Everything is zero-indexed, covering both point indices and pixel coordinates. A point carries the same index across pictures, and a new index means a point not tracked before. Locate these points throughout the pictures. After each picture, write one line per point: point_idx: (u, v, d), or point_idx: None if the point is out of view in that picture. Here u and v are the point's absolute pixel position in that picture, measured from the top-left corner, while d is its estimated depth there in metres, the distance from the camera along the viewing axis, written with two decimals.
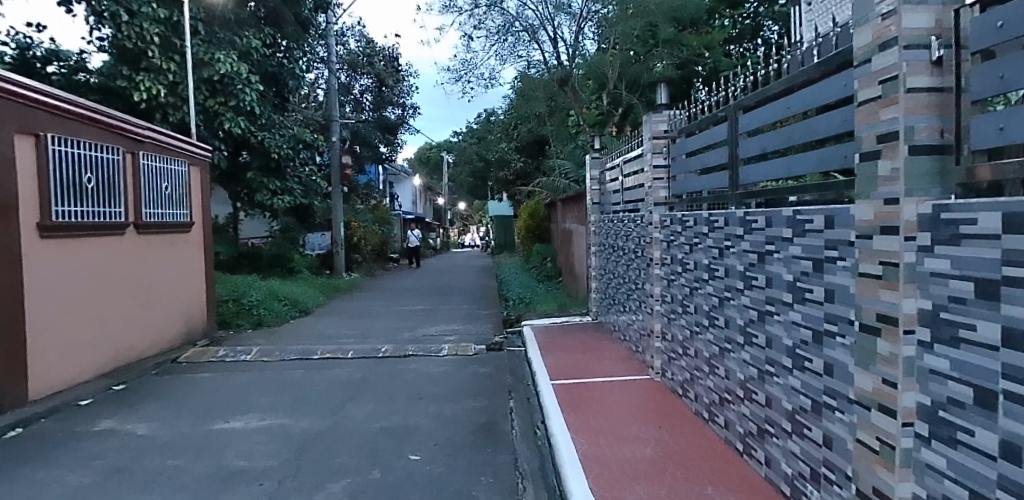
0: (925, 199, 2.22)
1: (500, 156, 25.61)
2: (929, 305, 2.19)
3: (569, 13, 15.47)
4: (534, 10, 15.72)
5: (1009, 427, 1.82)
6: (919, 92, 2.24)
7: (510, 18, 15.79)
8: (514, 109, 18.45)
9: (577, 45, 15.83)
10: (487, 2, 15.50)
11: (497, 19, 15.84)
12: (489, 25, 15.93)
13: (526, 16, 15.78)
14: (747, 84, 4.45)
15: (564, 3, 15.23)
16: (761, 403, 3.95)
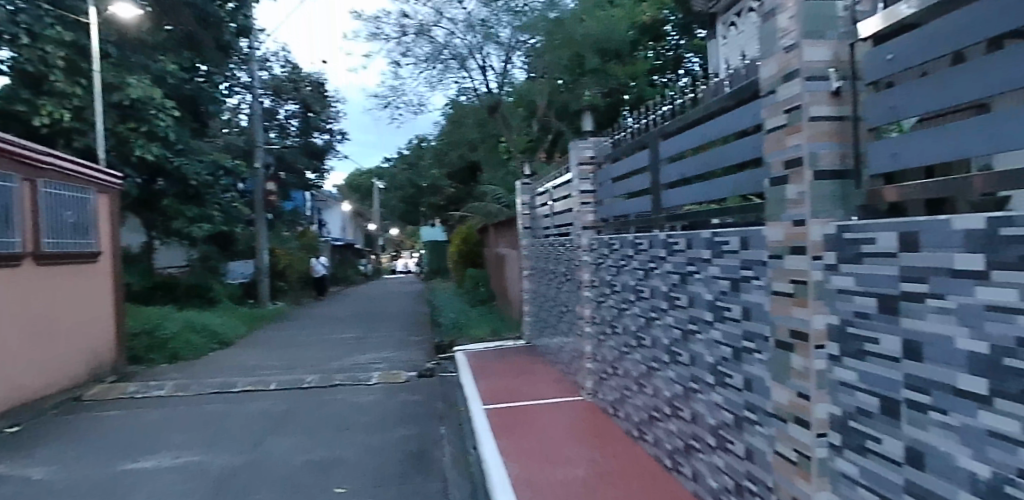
0: (831, 220, 2.34)
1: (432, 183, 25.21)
2: (836, 320, 2.30)
3: (498, 43, 15.12)
4: (461, 39, 15.48)
5: (913, 434, 1.91)
6: (820, 120, 2.37)
7: (439, 46, 15.76)
8: (443, 137, 18.50)
9: (507, 74, 15.54)
10: (415, 30, 15.56)
11: (425, 47, 15.85)
12: (417, 53, 15.99)
13: (454, 45, 15.74)
14: (665, 113, 4.60)
15: (492, 32, 15.03)
16: (687, 420, 4.02)
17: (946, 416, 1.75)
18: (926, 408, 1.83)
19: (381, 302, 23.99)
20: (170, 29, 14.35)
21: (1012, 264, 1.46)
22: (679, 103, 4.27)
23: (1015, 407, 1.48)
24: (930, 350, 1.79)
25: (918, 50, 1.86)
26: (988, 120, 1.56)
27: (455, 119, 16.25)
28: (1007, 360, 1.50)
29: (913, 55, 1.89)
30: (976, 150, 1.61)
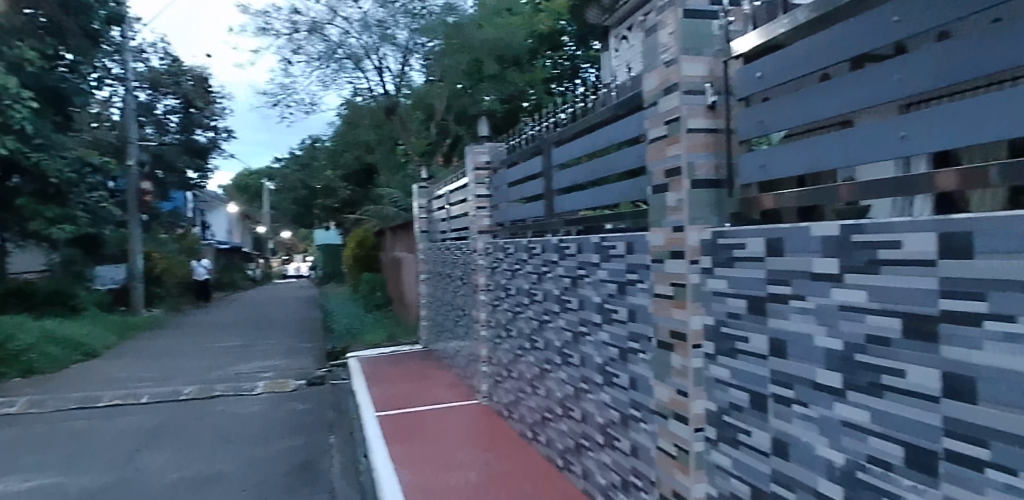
0: (708, 226, 2.46)
1: (325, 186, 23.80)
2: (712, 321, 2.42)
3: (395, 45, 14.95)
4: (357, 38, 15.21)
5: (779, 426, 2.03)
6: (697, 132, 2.48)
7: (333, 45, 15.24)
8: (339, 138, 17.89)
9: (405, 75, 15.24)
10: (307, 27, 14.93)
11: (318, 45, 15.23)
12: (309, 51, 15.24)
13: (349, 44, 15.26)
14: (557, 121, 4.67)
15: (389, 34, 14.84)
16: (577, 419, 4.10)
17: (807, 408, 1.87)
18: (790, 402, 1.96)
19: (268, 309, 22.66)
20: (30, 12, 12.80)
21: (863, 267, 1.59)
22: (570, 112, 4.35)
23: (866, 398, 1.61)
24: (794, 348, 1.92)
25: (786, 68, 1.99)
26: (848, 134, 1.69)
27: (352, 119, 15.90)
28: (858, 355, 1.63)
29: (781, 73, 2.02)
30: (838, 160, 1.74)
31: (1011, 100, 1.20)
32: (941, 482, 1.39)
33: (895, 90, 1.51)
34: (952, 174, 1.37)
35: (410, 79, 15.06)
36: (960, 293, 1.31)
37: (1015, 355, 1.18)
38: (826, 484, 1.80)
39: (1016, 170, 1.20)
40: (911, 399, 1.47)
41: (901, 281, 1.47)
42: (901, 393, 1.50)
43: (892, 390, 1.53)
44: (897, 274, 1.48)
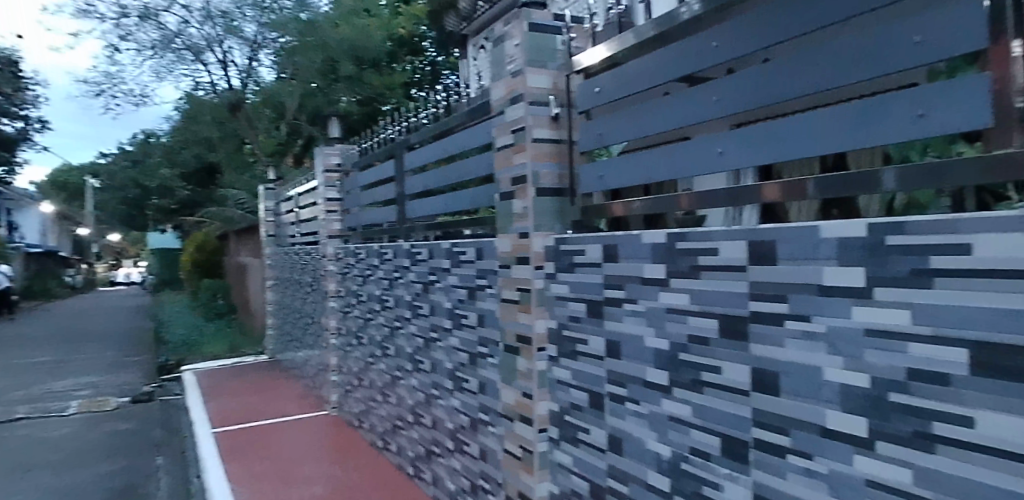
0: (551, 232, 2.52)
1: (156, 188, 20.31)
2: (555, 325, 2.48)
3: (241, 38, 12.67)
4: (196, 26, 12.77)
5: (614, 423, 2.12)
6: (542, 142, 2.53)
7: (169, 32, 12.87)
8: (174, 133, 16.09)
9: (251, 70, 13.16)
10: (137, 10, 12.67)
11: (151, 32, 12.91)
12: (140, 38, 12.93)
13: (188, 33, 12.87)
14: (408, 125, 4.54)
15: (234, 26, 12.55)
16: (428, 426, 4.01)
17: (638, 405, 1.97)
18: (623, 399, 2.05)
19: (84, 320, 19.80)
20: None
21: (686, 272, 1.70)
22: (422, 117, 4.24)
23: (689, 394, 1.72)
24: (627, 348, 2.01)
25: (622, 85, 2.08)
26: (681, 148, 1.79)
27: (188, 115, 13.46)
28: (681, 354, 1.74)
29: (616, 90, 2.12)
30: (674, 173, 1.83)
31: (826, 118, 1.32)
32: (752, 469, 1.52)
33: (723, 106, 1.62)
34: (774, 185, 1.45)
35: (257, 75, 13.00)
36: (766, 295, 1.43)
37: (813, 351, 1.32)
38: (656, 476, 1.90)
39: (830, 183, 1.31)
40: (727, 393, 1.58)
41: (718, 285, 1.58)
42: (719, 388, 1.61)
43: (710, 386, 1.65)
44: (715, 279, 1.60)
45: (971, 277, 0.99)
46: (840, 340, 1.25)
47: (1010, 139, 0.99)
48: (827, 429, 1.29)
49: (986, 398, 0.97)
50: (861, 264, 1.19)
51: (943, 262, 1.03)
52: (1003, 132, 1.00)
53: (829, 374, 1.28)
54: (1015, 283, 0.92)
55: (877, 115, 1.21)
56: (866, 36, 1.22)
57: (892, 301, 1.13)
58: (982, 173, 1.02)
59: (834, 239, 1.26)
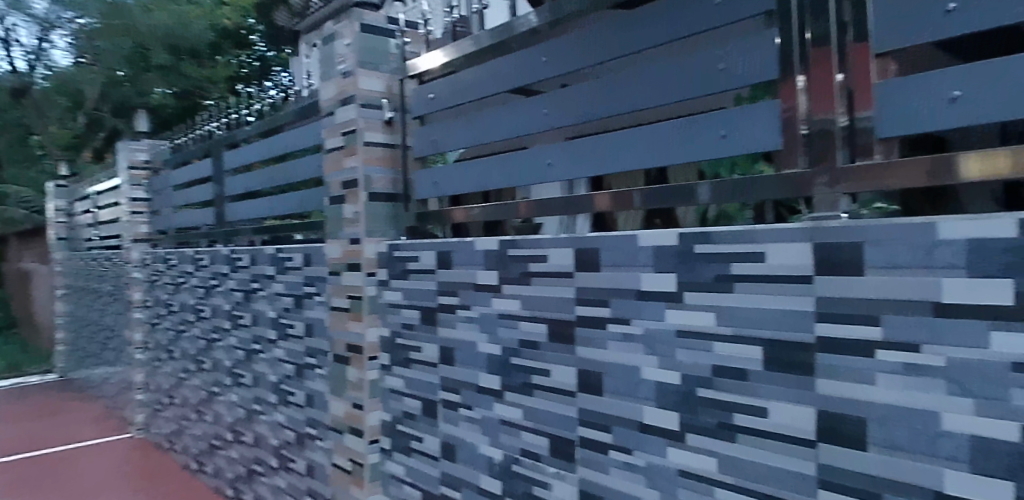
0: (384, 238, 2.43)
1: None
2: (387, 333, 2.40)
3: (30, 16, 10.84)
4: None
5: (447, 430, 2.08)
6: (374, 146, 2.43)
7: None
8: None
9: (44, 52, 11.10)
10: None
11: None
12: None
13: None
14: (229, 121, 4.14)
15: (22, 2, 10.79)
16: (249, 444, 3.68)
17: (471, 410, 1.96)
18: (456, 405, 2.03)
19: None
20: None
21: (517, 278, 1.73)
22: (244, 114, 3.90)
23: (520, 397, 1.75)
24: (460, 354, 2.00)
25: (457, 93, 2.07)
26: (514, 157, 1.81)
27: None
28: (513, 358, 1.76)
29: (452, 98, 2.11)
30: (508, 181, 1.84)
31: (646, 133, 1.41)
32: (578, 467, 1.57)
33: (553, 118, 1.66)
34: (604, 196, 1.52)
35: (51, 59, 11.02)
36: (592, 301, 1.49)
37: (632, 353, 1.39)
38: (488, 480, 1.90)
39: (653, 195, 1.40)
40: (554, 395, 1.62)
41: (547, 291, 1.62)
42: (547, 390, 1.65)
43: (540, 389, 1.68)
44: (544, 285, 1.63)
45: (766, 283, 1.10)
46: (654, 341, 1.34)
47: (797, 160, 1.13)
48: (644, 424, 1.38)
49: (778, 390, 1.10)
50: (674, 271, 1.28)
51: (744, 268, 1.14)
52: (791, 153, 1.13)
53: (646, 373, 1.36)
54: (802, 287, 1.05)
55: (690, 133, 1.31)
56: (679, 62, 1.33)
57: (700, 304, 1.23)
58: (776, 189, 1.15)
59: (650, 246, 1.34)
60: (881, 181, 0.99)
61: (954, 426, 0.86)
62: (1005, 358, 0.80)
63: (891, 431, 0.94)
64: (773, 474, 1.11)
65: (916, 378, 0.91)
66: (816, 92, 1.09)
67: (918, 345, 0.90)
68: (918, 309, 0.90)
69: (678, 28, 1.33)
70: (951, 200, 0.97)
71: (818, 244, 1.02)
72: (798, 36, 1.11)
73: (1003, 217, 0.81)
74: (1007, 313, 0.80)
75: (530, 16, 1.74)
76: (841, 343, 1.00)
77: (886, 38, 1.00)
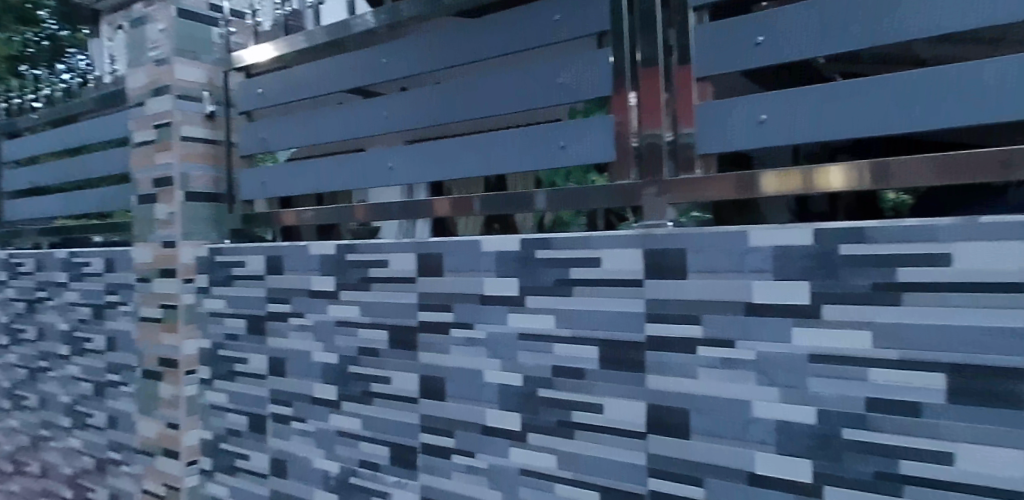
0: (204, 242, 2.20)
1: None
2: (208, 345, 2.18)
3: None
4: None
5: (277, 445, 1.94)
6: (193, 141, 2.20)
7: None
8: None
9: None
10: None
11: None
12: None
13: None
14: (7, 105, 3.52)
15: None
16: (33, 476, 3.15)
17: (305, 423, 1.84)
18: (288, 419, 1.89)
19: None
20: None
21: (356, 284, 1.65)
22: (29, 98, 3.33)
23: (357, 406, 1.67)
24: (292, 364, 1.87)
25: (290, 90, 1.94)
26: (352, 159, 1.74)
27: None
28: (351, 367, 1.68)
29: (283, 94, 1.97)
30: (346, 183, 1.76)
31: (487, 140, 1.42)
32: (419, 474, 1.54)
33: (394, 121, 1.62)
34: (446, 201, 1.51)
35: None
36: (433, 305, 1.46)
37: (474, 357, 1.39)
38: (323, 494, 1.80)
39: (494, 201, 1.42)
40: (395, 402, 1.57)
41: (387, 297, 1.57)
42: (387, 398, 1.59)
43: (379, 397, 1.62)
44: (384, 291, 1.58)
45: (602, 286, 1.16)
46: (495, 345, 1.34)
47: (629, 172, 1.21)
48: (486, 427, 1.38)
49: (611, 387, 1.16)
50: (515, 276, 1.30)
51: (581, 273, 1.19)
52: (623, 165, 1.21)
53: (488, 376, 1.36)
54: (633, 291, 1.12)
55: (530, 142, 1.35)
56: (517, 73, 1.36)
57: (539, 308, 1.26)
58: (609, 198, 1.23)
59: (493, 252, 1.34)
60: (701, 193, 1.10)
61: (763, 412, 0.99)
62: (804, 351, 0.94)
63: (710, 420, 1.05)
64: (609, 466, 1.17)
65: (731, 370, 1.02)
66: (645, 109, 1.17)
67: (732, 341, 1.01)
68: (731, 308, 1.01)
69: (517, 39, 1.36)
70: (755, 211, 1.07)
71: (649, 250, 1.10)
72: (629, 57, 1.19)
73: (801, 228, 0.94)
74: (805, 312, 0.94)
75: (368, 17, 1.69)
76: (668, 341, 1.08)
77: (705, 64, 1.11)
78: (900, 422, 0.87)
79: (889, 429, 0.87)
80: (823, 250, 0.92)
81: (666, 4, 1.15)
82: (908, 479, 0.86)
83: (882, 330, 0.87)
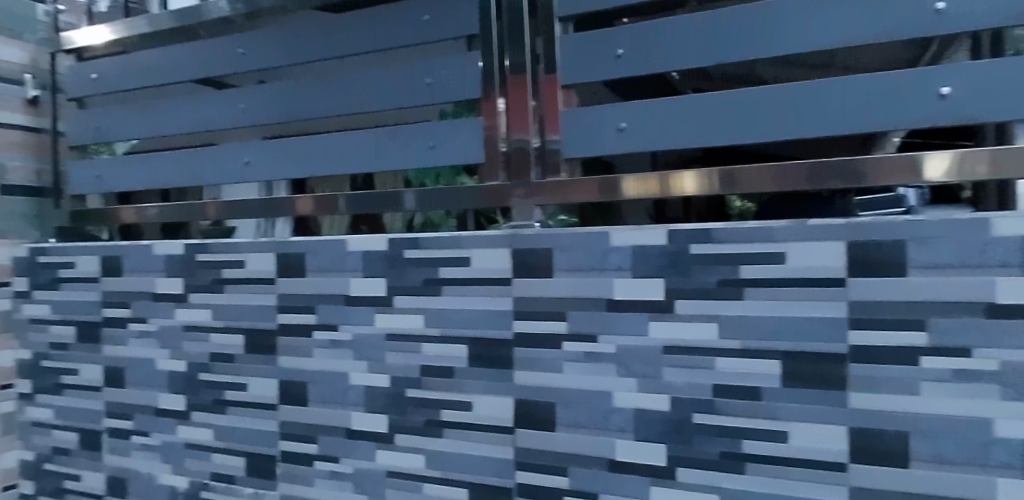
0: (23, 241, 1.94)
1: None
2: (28, 356, 1.92)
3: None
4: None
5: (115, 462, 1.74)
6: (10, 129, 1.91)
7: None
8: None
9: None
10: None
11: None
12: None
13: None
14: None
15: None
16: None
17: (147, 437, 1.67)
18: (127, 433, 1.71)
19: None
20: None
21: (207, 286, 1.53)
22: None
23: (209, 416, 1.55)
24: (133, 373, 1.69)
25: (128, 76, 1.75)
26: (202, 154, 1.61)
27: None
28: (201, 374, 1.55)
29: (121, 80, 1.77)
30: (197, 179, 1.62)
31: (353, 138, 1.38)
32: (278, 484, 1.45)
33: (250, 115, 1.53)
34: (307, 200, 1.44)
35: None
36: (295, 307, 1.39)
37: (339, 359, 1.34)
38: None
39: (360, 200, 1.37)
40: (251, 409, 1.47)
41: (243, 299, 1.47)
42: (242, 406, 1.49)
43: (233, 405, 1.50)
44: (240, 292, 1.48)
45: (471, 285, 1.17)
46: (362, 346, 1.30)
47: (497, 174, 1.22)
48: (352, 430, 1.33)
49: (480, 385, 1.17)
50: (383, 276, 1.27)
51: (449, 272, 1.19)
52: (491, 167, 1.23)
53: (354, 378, 1.32)
54: (502, 290, 1.14)
55: (399, 142, 1.33)
56: (385, 72, 1.34)
57: (407, 308, 1.24)
58: (478, 199, 1.24)
59: (358, 251, 1.30)
60: (568, 196, 1.15)
61: (623, 402, 1.05)
62: (659, 343, 1.01)
63: (574, 412, 1.09)
64: (478, 462, 1.18)
65: (594, 364, 1.06)
66: (512, 115, 1.20)
67: (595, 336, 1.06)
68: (594, 305, 1.06)
69: (385, 39, 1.34)
70: (616, 215, 1.12)
71: (516, 249, 1.12)
72: (497, 61, 1.21)
73: (655, 228, 1.02)
74: (659, 306, 1.01)
75: (221, 3, 1.57)
76: (535, 337, 1.11)
77: (569, 73, 1.16)
78: (744, 406, 0.96)
79: (733, 412, 0.97)
80: (676, 250, 1.00)
81: (533, 13, 1.19)
82: (750, 457, 0.96)
83: (727, 322, 0.96)
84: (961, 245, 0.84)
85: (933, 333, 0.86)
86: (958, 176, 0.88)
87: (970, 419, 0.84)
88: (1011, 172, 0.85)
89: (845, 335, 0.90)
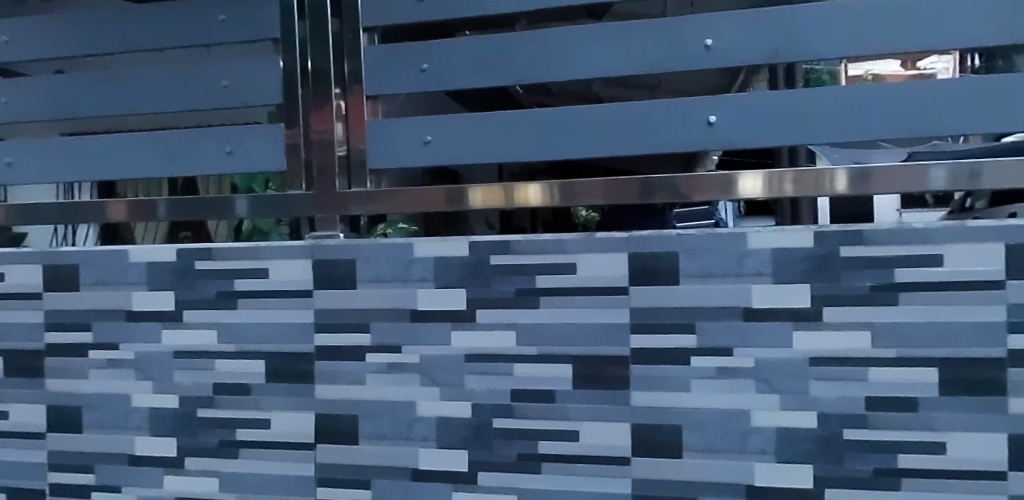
0: None
1: None
2: None
3: None
4: None
5: None
6: None
7: None
8: None
9: None
10: None
11: None
12: None
13: None
14: None
15: None
16: None
17: None
18: None
19: None
20: None
21: None
22: None
23: None
24: None
25: None
26: None
27: None
28: None
29: None
30: None
31: (151, 137, 1.26)
32: None
33: (27, 106, 1.34)
34: (119, 204, 1.25)
35: None
36: (65, 324, 1.26)
37: (117, 380, 1.23)
38: None
39: (183, 205, 1.22)
40: (11, 440, 1.30)
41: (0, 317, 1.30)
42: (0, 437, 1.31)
43: None
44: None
45: (269, 298, 1.13)
46: (147, 364, 1.21)
47: (300, 183, 1.18)
48: (136, 456, 1.23)
49: (278, 400, 1.13)
50: (171, 288, 1.19)
51: (246, 285, 1.14)
52: (293, 176, 1.19)
53: (137, 399, 1.22)
54: (302, 302, 1.11)
55: (198, 143, 1.24)
56: (183, 68, 1.25)
57: (198, 322, 1.17)
58: (312, 205, 1.17)
59: (142, 262, 1.21)
60: (404, 204, 1.11)
61: (426, 411, 1.06)
62: (461, 352, 1.04)
63: (376, 424, 1.08)
64: (277, 481, 1.14)
65: (396, 375, 1.07)
66: (314, 121, 1.18)
67: (399, 347, 1.07)
68: (398, 316, 1.07)
69: (184, 33, 1.25)
70: (464, 223, 1.08)
71: (317, 259, 1.10)
72: (298, 63, 1.18)
73: (459, 240, 1.04)
74: (459, 316, 1.04)
75: None
76: (338, 349, 1.10)
77: (373, 83, 1.16)
78: (539, 408, 1.01)
79: (533, 415, 1.01)
80: (476, 261, 1.03)
81: (338, 14, 1.17)
82: (544, 457, 1.01)
83: (524, 330, 1.01)
84: (723, 256, 0.95)
85: (701, 334, 0.96)
86: (769, 194, 0.97)
87: (725, 410, 0.95)
88: (811, 190, 0.95)
89: (627, 339, 0.98)
